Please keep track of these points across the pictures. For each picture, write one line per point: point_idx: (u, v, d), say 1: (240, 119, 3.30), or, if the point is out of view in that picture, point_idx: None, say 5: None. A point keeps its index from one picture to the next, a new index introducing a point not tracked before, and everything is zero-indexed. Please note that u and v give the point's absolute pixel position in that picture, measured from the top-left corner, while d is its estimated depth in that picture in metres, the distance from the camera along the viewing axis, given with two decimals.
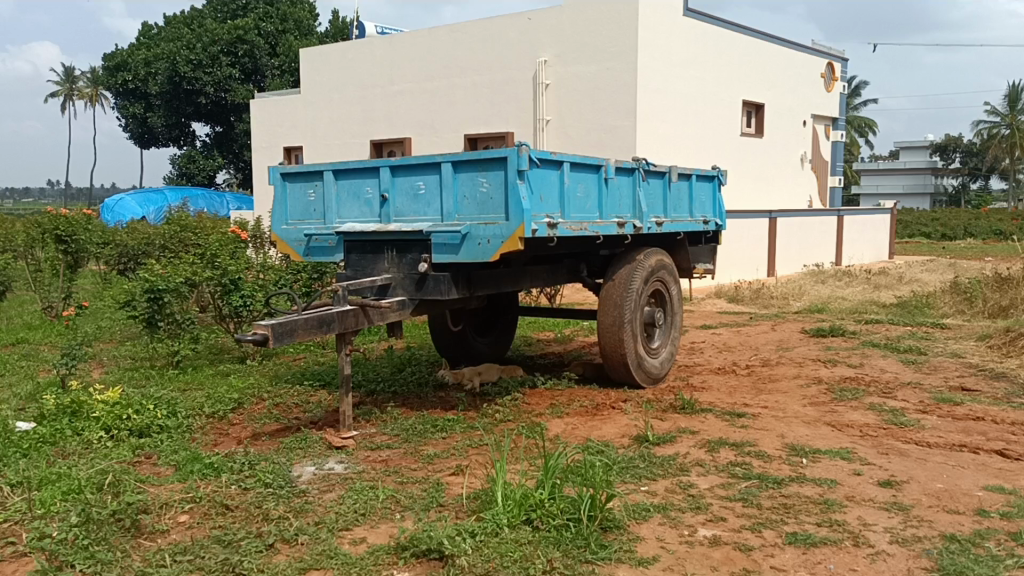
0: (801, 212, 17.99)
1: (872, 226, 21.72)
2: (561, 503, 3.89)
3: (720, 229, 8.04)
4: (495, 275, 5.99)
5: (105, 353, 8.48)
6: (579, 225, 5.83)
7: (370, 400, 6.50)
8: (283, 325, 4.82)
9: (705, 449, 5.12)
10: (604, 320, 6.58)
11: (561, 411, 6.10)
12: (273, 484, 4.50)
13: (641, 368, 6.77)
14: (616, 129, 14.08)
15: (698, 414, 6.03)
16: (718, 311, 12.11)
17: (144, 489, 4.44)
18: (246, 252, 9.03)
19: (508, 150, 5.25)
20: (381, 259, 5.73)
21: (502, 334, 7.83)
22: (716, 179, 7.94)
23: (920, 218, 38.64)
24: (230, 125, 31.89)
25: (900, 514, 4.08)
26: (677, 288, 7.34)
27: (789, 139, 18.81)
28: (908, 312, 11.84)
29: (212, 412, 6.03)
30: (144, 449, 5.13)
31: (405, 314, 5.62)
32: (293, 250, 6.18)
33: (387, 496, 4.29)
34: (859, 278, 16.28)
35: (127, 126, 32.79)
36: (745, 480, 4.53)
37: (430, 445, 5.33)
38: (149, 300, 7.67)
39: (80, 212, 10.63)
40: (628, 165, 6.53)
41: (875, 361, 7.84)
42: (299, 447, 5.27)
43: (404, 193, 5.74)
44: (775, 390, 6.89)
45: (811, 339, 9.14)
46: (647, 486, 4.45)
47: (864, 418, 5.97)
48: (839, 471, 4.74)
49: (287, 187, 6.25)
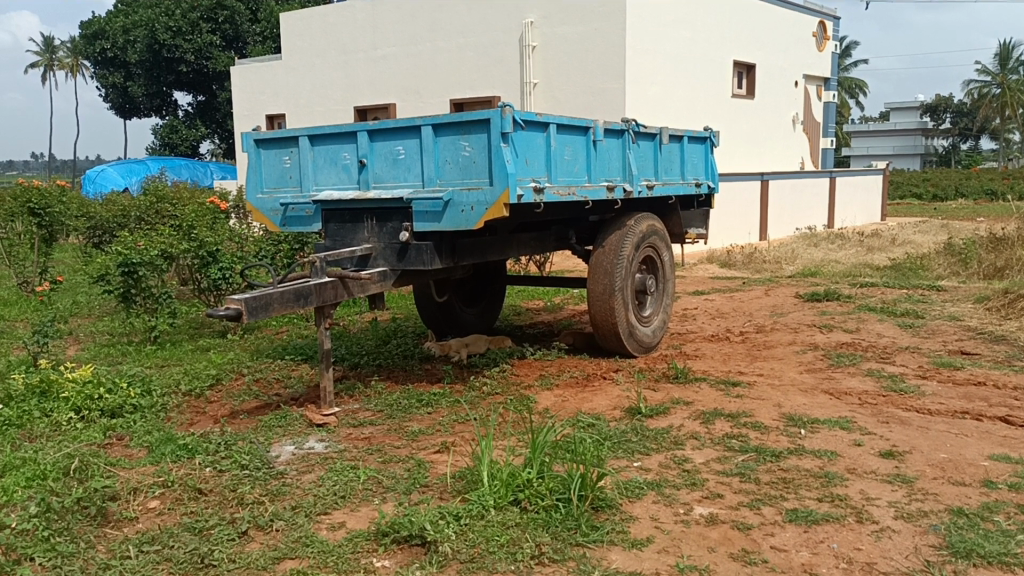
0: (793, 175, 17.77)
1: (865, 188, 21.53)
2: (549, 482, 3.70)
3: (712, 193, 7.81)
4: (480, 243, 5.76)
5: (82, 330, 8.22)
6: (566, 189, 5.59)
7: (353, 374, 6.30)
8: (257, 299, 4.60)
9: (699, 421, 4.94)
10: (594, 288, 6.36)
11: (550, 382, 5.91)
12: (250, 466, 4.30)
13: (632, 338, 6.57)
14: (604, 92, 13.77)
15: (692, 383, 5.85)
16: (711, 276, 11.92)
17: (114, 473, 4.23)
18: (225, 224, 8.77)
19: (491, 112, 4.99)
20: (360, 228, 5.50)
21: (489, 304, 7.61)
22: (708, 141, 7.70)
23: (911, 178, 38.50)
24: (212, 93, 31.35)
25: (904, 487, 3.92)
26: (669, 254, 7.12)
27: (781, 101, 18.52)
28: (902, 275, 11.68)
29: (189, 389, 5.81)
30: (115, 431, 4.90)
31: (387, 286, 5.39)
32: (268, 220, 5.93)
33: (369, 477, 4.10)
34: (851, 241, 16.10)
35: (107, 96, 32.18)
36: (742, 454, 4.35)
37: (415, 421, 5.14)
38: (124, 274, 7.42)
39: (54, 184, 10.32)
40: (617, 126, 6.28)
41: (872, 325, 7.67)
42: (278, 425, 5.06)
43: (383, 158, 5.48)
44: (770, 356, 6.71)
45: (806, 303, 8.96)
46: (640, 461, 4.26)
47: (862, 385, 5.80)
48: (839, 442, 4.56)
49: (261, 154, 5.98)
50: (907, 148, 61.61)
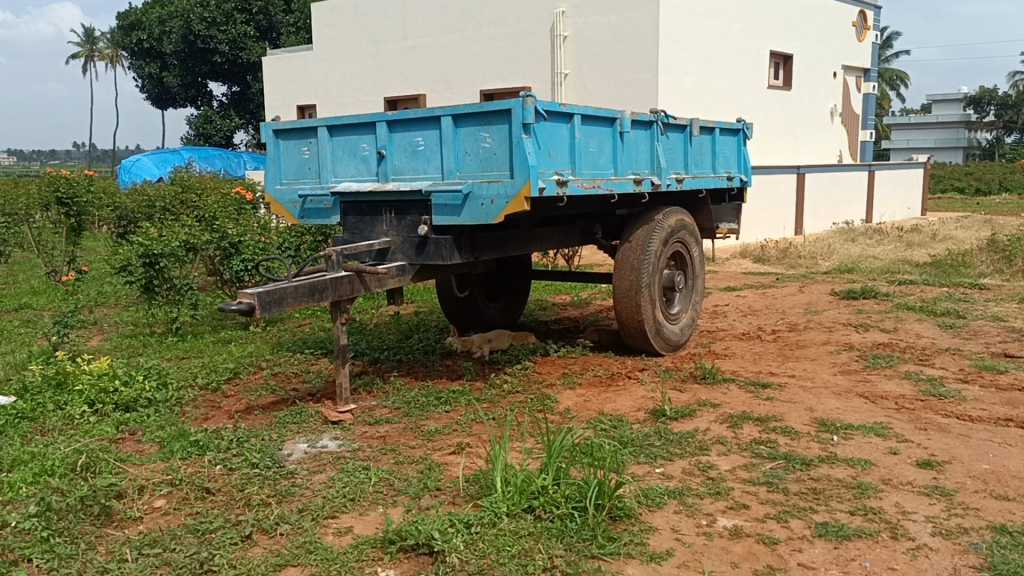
0: (830, 168, 17.36)
1: (905, 182, 21.01)
2: (565, 488, 3.53)
3: (745, 186, 7.56)
4: (502, 238, 5.60)
5: (106, 320, 8.21)
6: (591, 182, 5.41)
7: (372, 369, 6.19)
8: (271, 294, 4.49)
9: (726, 425, 4.74)
10: (620, 284, 6.17)
11: (573, 381, 5.73)
12: (260, 465, 4.19)
13: (659, 335, 6.37)
14: (636, 82, 13.51)
15: (720, 384, 5.65)
16: (743, 272, 11.65)
17: (123, 470, 4.14)
18: (249, 216, 8.71)
19: (512, 102, 4.83)
20: (379, 221, 5.37)
21: (514, 299, 7.46)
22: (741, 132, 7.46)
23: (953, 172, 37.64)
24: (247, 84, 31.49)
25: (942, 500, 3.70)
26: (699, 249, 6.91)
27: (819, 92, 18.09)
28: (942, 272, 11.33)
29: (205, 383, 5.73)
30: (128, 425, 4.83)
31: (405, 280, 5.25)
32: (287, 212, 5.82)
33: (381, 479, 3.97)
34: (890, 236, 15.70)
35: (144, 87, 32.46)
36: (771, 461, 4.15)
37: (432, 420, 5.00)
38: (145, 265, 7.39)
39: (82, 174, 10.34)
40: (645, 118, 6.07)
41: (910, 325, 7.38)
42: (292, 422, 4.95)
43: (402, 149, 5.34)
44: (803, 357, 6.47)
45: (841, 301, 8.68)
46: (662, 467, 4.08)
47: (899, 388, 5.55)
48: (873, 450, 4.34)
49: (281, 144, 5.88)
50: (949, 141, 60.31)
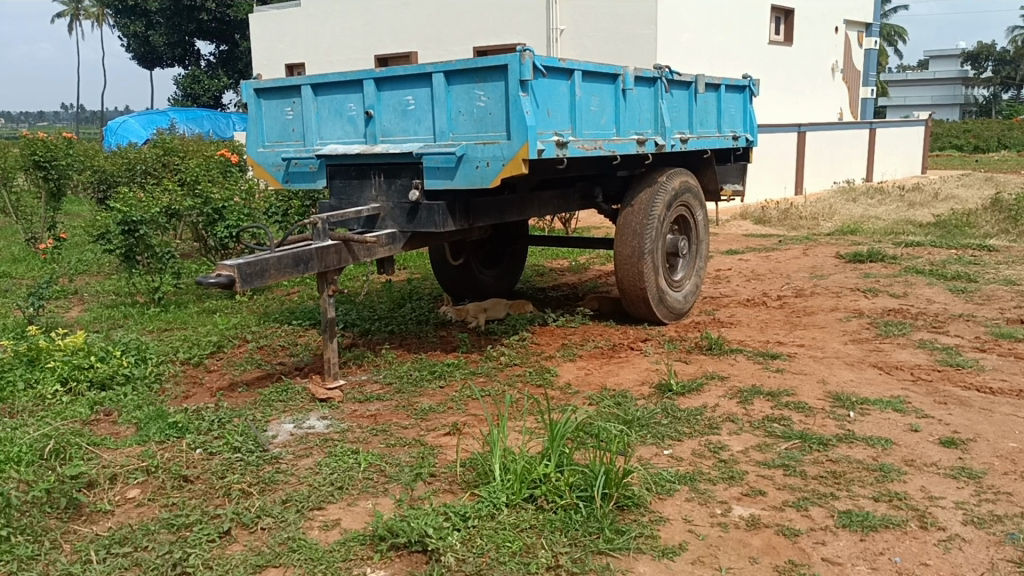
0: (831, 126, 17.01)
1: (906, 140, 20.68)
2: (569, 476, 3.28)
3: (751, 146, 7.25)
4: (498, 203, 5.30)
5: (86, 290, 7.91)
6: (592, 143, 5.09)
7: (363, 341, 5.92)
8: (251, 266, 4.19)
9: (736, 401, 4.49)
10: (622, 251, 5.88)
11: (573, 353, 5.48)
12: (242, 449, 3.93)
13: (662, 304, 6.11)
14: (635, 38, 13.08)
15: (727, 355, 5.40)
16: (744, 234, 11.35)
17: (95, 456, 3.89)
18: (234, 180, 8.36)
19: (508, 57, 4.49)
20: (367, 186, 5.05)
21: (510, 266, 7.19)
22: (747, 89, 7.12)
23: (951, 129, 37.24)
24: (235, 43, 30.82)
25: (971, 483, 3.46)
26: (703, 213, 6.63)
27: (820, 47, 17.67)
28: (947, 232, 11.07)
29: (187, 358, 5.47)
30: (103, 405, 4.57)
31: (396, 249, 4.96)
32: (270, 176, 5.50)
33: (371, 464, 3.72)
34: (892, 196, 15.41)
35: (129, 46, 31.70)
36: (785, 441, 3.90)
37: (426, 397, 4.75)
38: (124, 233, 7.06)
39: (60, 137, 9.94)
40: (649, 74, 5.74)
41: (920, 290, 7.12)
42: (278, 400, 4.69)
43: (391, 109, 5.01)
44: (811, 324, 6.21)
45: (847, 264, 8.42)
46: (671, 448, 3.83)
47: (913, 358, 5.31)
48: (892, 427, 4.09)
49: (262, 104, 5.54)
50: (946, 98, 59.73)
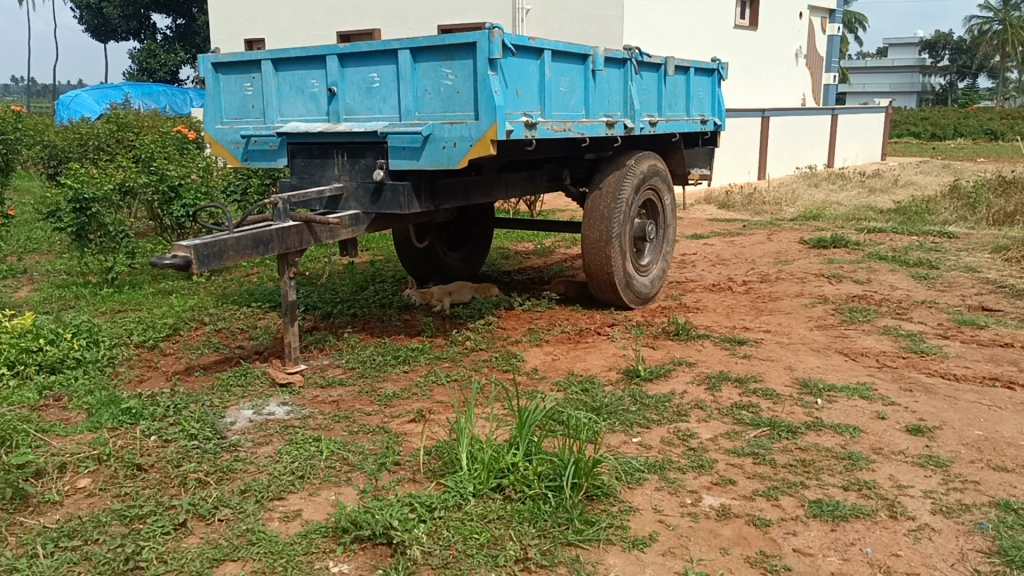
0: (795, 111, 17.10)
1: (867, 126, 20.90)
2: (538, 465, 3.21)
3: (718, 130, 7.21)
4: (464, 184, 5.19)
5: (36, 269, 7.65)
6: (561, 125, 5.00)
7: (325, 325, 5.78)
8: (208, 247, 4.04)
9: (704, 388, 4.45)
10: (589, 234, 5.81)
11: (540, 338, 5.40)
12: (199, 437, 3.80)
13: (629, 288, 6.06)
14: (601, 19, 12.97)
15: (694, 341, 5.36)
16: (709, 219, 11.36)
17: (44, 443, 3.73)
18: (190, 157, 8.12)
19: (477, 35, 4.38)
20: (330, 165, 4.90)
21: (475, 249, 7.09)
22: (716, 73, 7.06)
23: (909, 117, 37.80)
24: (193, 16, 30.08)
25: (938, 472, 3.46)
26: (671, 198, 6.58)
27: (784, 33, 17.72)
28: (907, 219, 11.19)
29: (142, 341, 5.29)
30: (52, 390, 4.39)
31: (359, 231, 4.83)
32: (229, 154, 5.33)
33: (334, 452, 3.61)
34: (853, 182, 15.56)
35: (83, 18, 30.76)
36: (754, 429, 3.88)
37: (389, 382, 4.64)
38: (76, 211, 6.80)
39: (8, 110, 9.58)
40: (618, 55, 5.65)
41: (884, 276, 7.17)
42: (237, 385, 4.55)
43: (355, 86, 4.86)
44: (777, 310, 6.21)
45: (811, 250, 8.45)
46: (640, 436, 3.78)
47: (878, 344, 5.32)
48: (859, 414, 4.09)
49: (220, 79, 5.35)
50: (904, 86, 60.58)
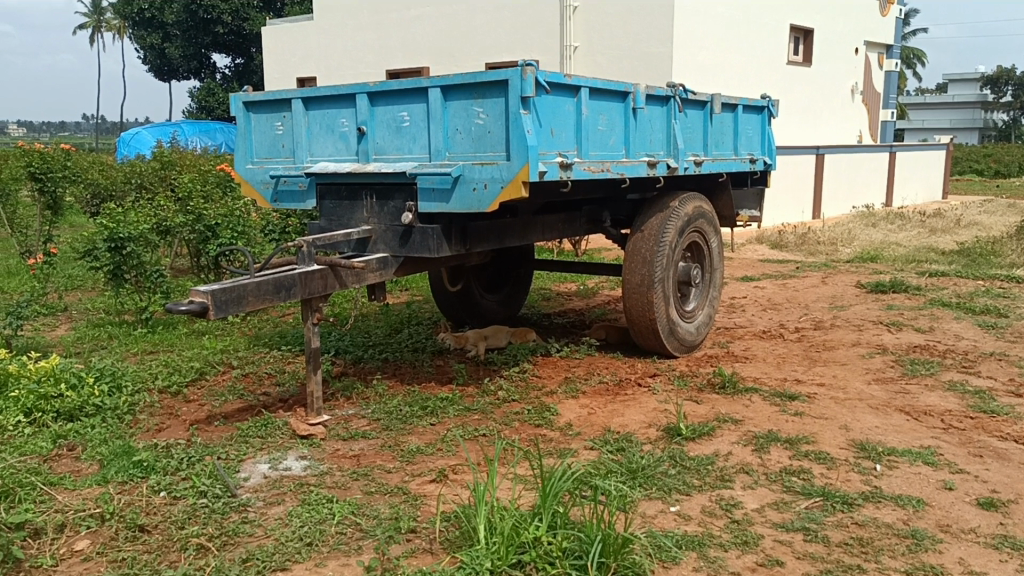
0: (851, 149, 16.63)
1: (927, 164, 20.28)
2: (562, 540, 2.92)
3: (769, 170, 6.90)
4: (498, 227, 4.97)
5: (75, 308, 7.64)
6: (599, 165, 4.76)
7: (354, 370, 5.58)
8: (227, 292, 3.86)
9: (751, 449, 4.11)
10: (631, 279, 5.53)
11: (576, 389, 5.11)
12: (209, 495, 3.59)
13: (673, 336, 5.75)
14: (650, 56, 12.76)
15: (741, 395, 5.01)
16: (760, 260, 10.98)
17: (49, 498, 3.56)
18: (229, 197, 8.06)
19: (509, 72, 4.18)
20: (358, 207, 4.72)
21: (513, 291, 6.86)
22: (766, 110, 6.77)
23: (971, 154, 36.78)
24: (250, 56, 30.77)
25: (1015, 556, 3.08)
26: (718, 239, 6.27)
27: (839, 69, 17.32)
28: (971, 261, 10.66)
29: (165, 386, 5.14)
30: (67, 439, 4.24)
31: (388, 275, 4.63)
32: (259, 194, 5.19)
33: (346, 516, 3.36)
34: (912, 221, 15.00)
35: (146, 59, 31.63)
36: (805, 499, 3.53)
37: (415, 436, 4.40)
38: (111, 250, 6.74)
39: (58, 149, 9.68)
40: (661, 92, 5.41)
41: (947, 325, 6.73)
42: (256, 437, 4.35)
43: (385, 125, 4.70)
44: (831, 361, 5.84)
45: (869, 295, 8.03)
46: (679, 504, 3.47)
47: (943, 402, 4.91)
48: (923, 484, 3.71)
49: (252, 118, 5.24)
50: (965, 122, 59.24)
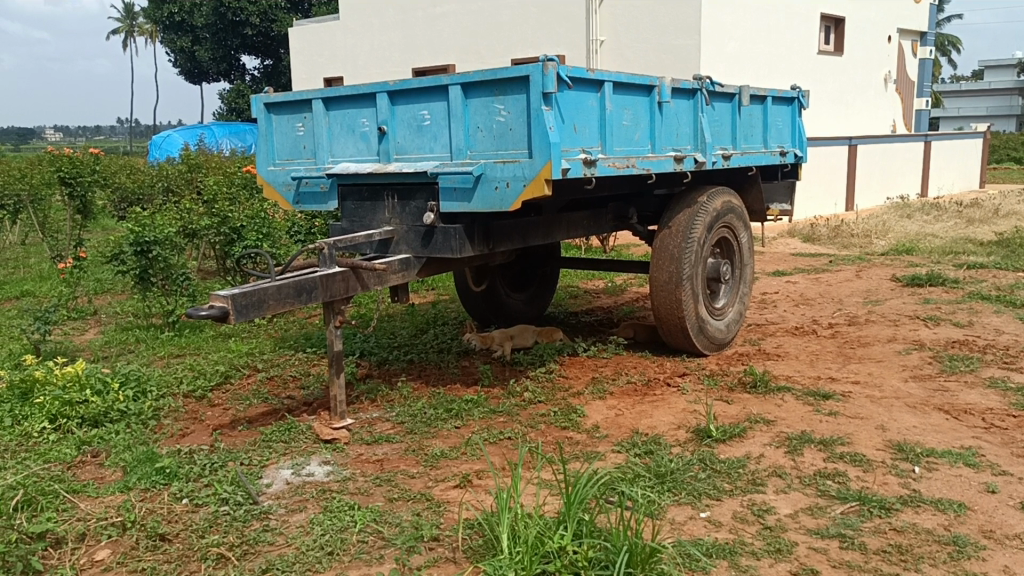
0: (885, 139, 16.31)
1: (963, 153, 19.86)
2: (588, 549, 2.84)
3: (800, 162, 6.73)
4: (521, 225, 4.89)
5: (105, 311, 7.70)
6: (624, 161, 4.66)
7: (379, 373, 5.53)
8: (247, 297, 3.81)
9: (783, 451, 3.99)
10: (658, 276, 5.42)
11: (604, 390, 5.01)
12: (230, 502, 3.55)
13: (703, 334, 5.63)
14: (677, 49, 12.58)
15: (773, 394, 4.89)
16: (792, 253, 10.79)
17: (71, 506, 3.55)
18: (254, 199, 8.05)
19: (531, 67, 4.09)
20: (380, 207, 4.66)
21: (539, 290, 6.77)
22: (796, 101, 6.62)
23: (1009, 141, 35.97)
24: (279, 58, 30.93)
25: None
26: (748, 234, 6.14)
27: (872, 57, 16.98)
28: (1011, 252, 10.38)
29: (190, 390, 5.13)
30: (92, 445, 4.24)
31: (410, 276, 4.57)
32: (280, 196, 5.15)
33: (368, 524, 3.31)
34: (949, 212, 14.67)
35: (176, 62, 31.92)
36: (841, 504, 3.41)
37: (439, 439, 4.33)
38: (137, 253, 6.75)
39: (87, 154, 9.75)
40: (687, 85, 5.29)
41: (987, 319, 6.53)
42: (279, 441, 4.31)
43: (406, 124, 4.63)
44: (866, 358, 5.68)
45: (905, 289, 7.83)
46: (709, 510, 3.36)
47: (984, 400, 4.74)
48: (964, 487, 3.57)
49: (273, 120, 5.20)
50: (1002, 109, 58.08)
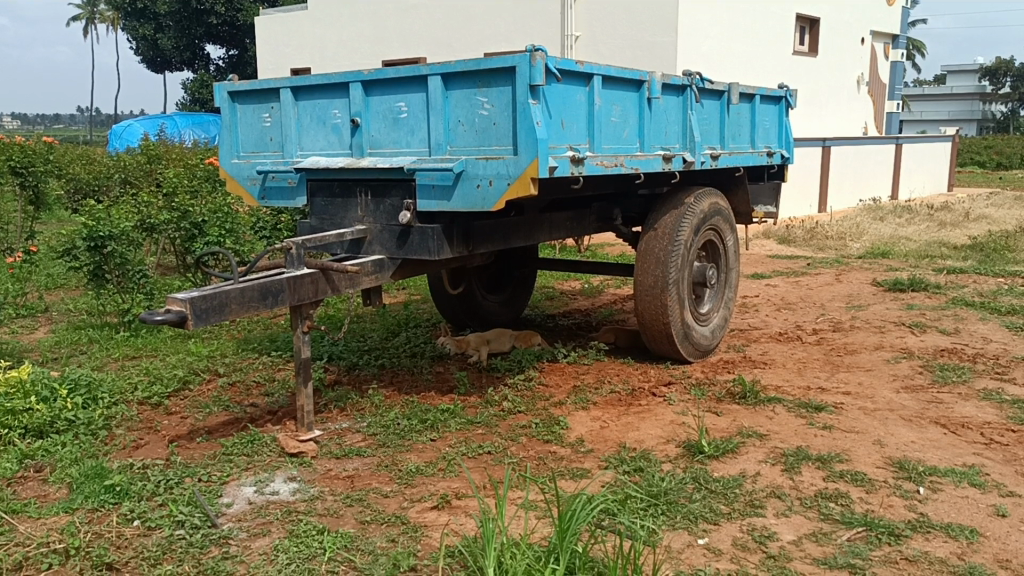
0: (857, 140, 16.28)
1: (933, 156, 19.95)
2: None
3: (786, 163, 6.55)
4: (502, 226, 4.62)
5: (57, 308, 7.30)
6: (612, 159, 4.41)
7: (349, 379, 5.23)
8: (206, 301, 3.49)
9: (780, 469, 3.78)
10: (643, 280, 5.18)
11: (586, 400, 4.76)
12: (186, 526, 3.24)
13: (688, 341, 5.41)
14: (654, 46, 12.38)
15: (764, 406, 4.67)
16: (769, 255, 10.64)
17: (8, 530, 3.23)
18: (217, 192, 7.68)
19: (517, 58, 3.83)
20: (352, 205, 4.35)
21: (516, 292, 6.52)
22: (783, 101, 6.42)
23: (972, 145, 36.37)
24: (245, 48, 30.29)
25: None
26: (734, 237, 5.94)
27: (845, 58, 16.95)
28: (986, 256, 10.32)
29: (146, 397, 4.80)
30: (35, 459, 3.90)
31: (384, 278, 4.27)
32: (245, 191, 4.83)
33: (339, 552, 3.03)
34: (921, 214, 14.66)
35: (138, 51, 31.12)
36: (847, 529, 3.19)
37: (414, 453, 4.05)
38: (91, 249, 6.37)
39: (41, 142, 9.28)
40: (677, 81, 5.06)
41: (973, 326, 6.40)
42: (241, 455, 4.00)
43: (381, 117, 4.34)
44: (855, 366, 5.50)
45: (887, 294, 7.69)
46: (709, 537, 3.13)
47: (981, 413, 4.57)
48: (973, 510, 3.37)
49: (237, 110, 4.88)
50: (964, 113, 58.99)
